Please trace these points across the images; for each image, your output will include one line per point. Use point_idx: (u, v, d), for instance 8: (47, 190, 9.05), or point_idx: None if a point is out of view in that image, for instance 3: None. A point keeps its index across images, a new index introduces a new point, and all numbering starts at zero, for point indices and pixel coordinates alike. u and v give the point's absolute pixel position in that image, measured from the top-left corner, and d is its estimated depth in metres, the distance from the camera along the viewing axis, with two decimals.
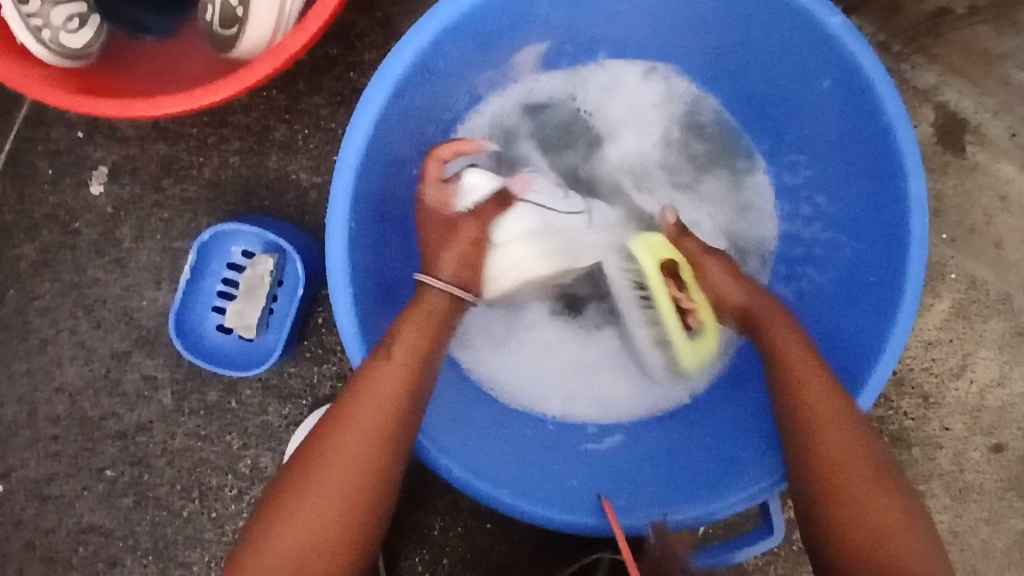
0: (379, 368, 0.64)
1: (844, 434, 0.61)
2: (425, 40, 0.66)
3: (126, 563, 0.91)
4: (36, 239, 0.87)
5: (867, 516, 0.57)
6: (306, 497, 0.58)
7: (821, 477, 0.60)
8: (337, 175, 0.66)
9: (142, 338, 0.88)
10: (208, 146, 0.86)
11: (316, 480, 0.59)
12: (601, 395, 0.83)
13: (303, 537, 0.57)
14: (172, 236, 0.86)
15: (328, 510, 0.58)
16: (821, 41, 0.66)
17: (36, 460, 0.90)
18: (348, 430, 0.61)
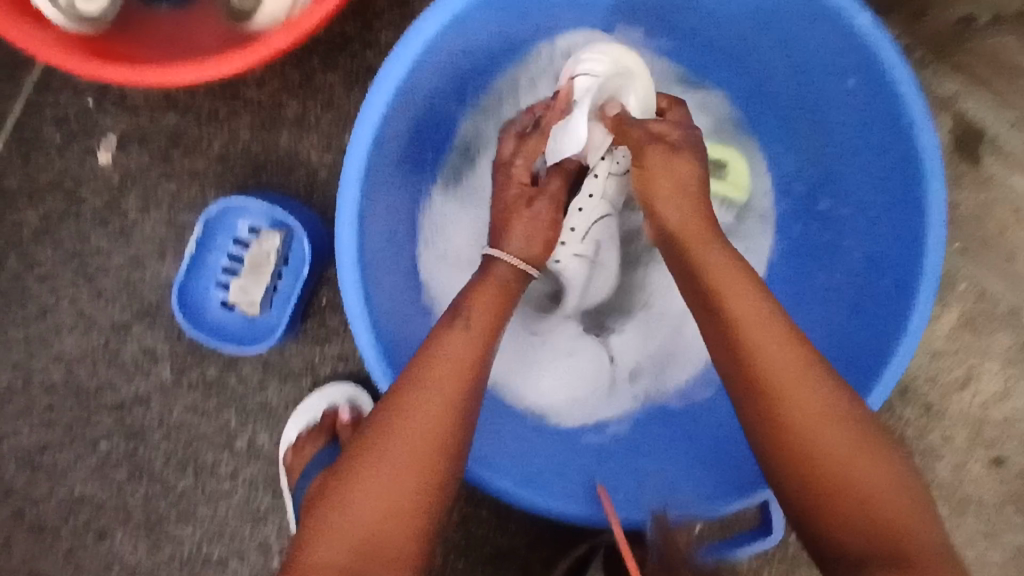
0: (452, 335, 0.60)
1: (785, 349, 0.52)
2: (446, 17, 0.65)
3: (117, 535, 0.90)
4: (39, 205, 0.85)
5: (813, 433, 0.49)
6: (378, 472, 0.52)
7: (754, 383, 0.52)
8: (353, 148, 0.65)
9: (143, 310, 0.87)
10: (218, 118, 0.85)
11: (397, 448, 0.53)
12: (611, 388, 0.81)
13: (381, 515, 0.51)
14: (178, 209, 0.85)
15: (408, 482, 0.52)
16: (847, 38, 0.66)
17: (29, 429, 0.89)
18: (417, 402, 0.55)
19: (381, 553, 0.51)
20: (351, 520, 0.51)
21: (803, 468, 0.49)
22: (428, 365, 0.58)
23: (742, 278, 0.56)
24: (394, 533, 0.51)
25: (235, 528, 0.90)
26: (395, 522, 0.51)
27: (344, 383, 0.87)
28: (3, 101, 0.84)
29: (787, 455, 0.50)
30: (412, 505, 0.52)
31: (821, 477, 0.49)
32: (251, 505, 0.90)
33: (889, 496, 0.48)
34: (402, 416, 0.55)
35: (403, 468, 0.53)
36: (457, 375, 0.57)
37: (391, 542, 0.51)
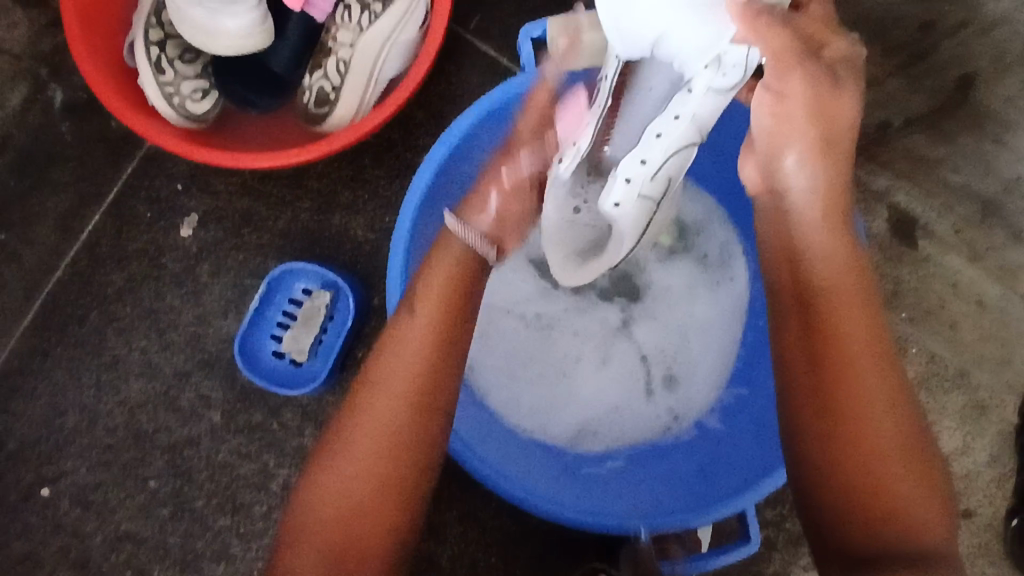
0: (404, 329, 0.65)
1: (869, 369, 0.58)
2: (467, 125, 0.82)
3: (154, 572, 0.98)
4: (126, 269, 1.01)
5: (876, 451, 0.56)
6: (336, 486, 0.61)
7: (831, 396, 0.58)
8: (403, 211, 0.80)
9: (203, 360, 1.00)
10: (284, 202, 1.03)
11: (353, 448, 0.61)
12: (640, 414, 0.93)
13: (342, 508, 0.60)
14: (243, 274, 1.01)
15: (365, 479, 0.61)
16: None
17: (87, 467, 0.99)
18: (368, 414, 0.62)
19: (348, 539, 0.60)
20: (320, 513, 0.61)
21: (856, 478, 0.56)
22: (380, 372, 0.63)
23: (846, 279, 0.59)
24: (355, 521, 0.60)
25: (263, 567, 0.97)
26: (354, 514, 0.60)
27: None
28: (107, 185, 1.02)
29: (849, 470, 0.56)
30: (369, 513, 0.60)
31: (877, 480, 0.56)
32: (281, 544, 0.97)
33: (928, 519, 0.55)
34: (354, 429, 0.62)
35: (359, 479, 0.61)
36: (406, 379, 0.63)
37: (352, 531, 0.60)
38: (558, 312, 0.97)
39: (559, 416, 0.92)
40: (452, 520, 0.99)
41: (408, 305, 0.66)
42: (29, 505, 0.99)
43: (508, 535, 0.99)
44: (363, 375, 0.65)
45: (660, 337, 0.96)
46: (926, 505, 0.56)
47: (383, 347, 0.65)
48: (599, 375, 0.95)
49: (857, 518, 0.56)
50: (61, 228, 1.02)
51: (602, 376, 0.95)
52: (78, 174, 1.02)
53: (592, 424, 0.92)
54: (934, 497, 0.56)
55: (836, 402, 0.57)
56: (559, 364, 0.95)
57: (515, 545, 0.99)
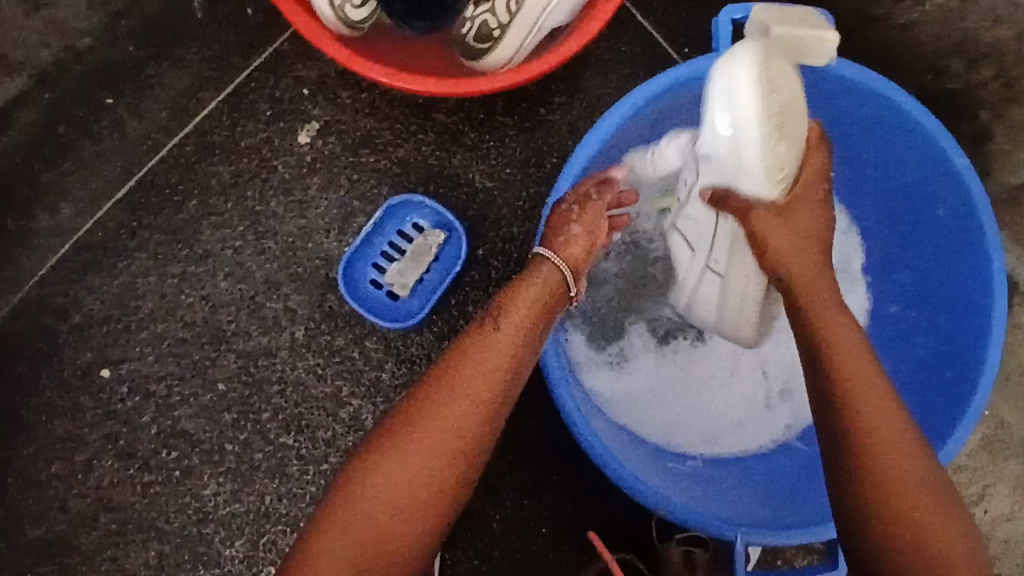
0: (483, 335, 0.72)
1: (880, 409, 0.65)
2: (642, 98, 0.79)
3: (203, 476, 0.95)
4: (234, 163, 0.97)
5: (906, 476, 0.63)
6: (386, 478, 0.66)
7: (861, 436, 0.64)
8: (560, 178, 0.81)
9: (296, 274, 0.97)
10: (409, 131, 0.99)
11: (417, 435, 0.67)
12: (757, 419, 0.93)
13: (395, 489, 0.66)
14: (353, 196, 0.98)
15: (424, 467, 0.66)
16: (946, 175, 0.80)
17: (154, 357, 0.95)
18: (435, 417, 0.68)
19: (394, 516, 0.65)
20: (374, 488, 0.66)
21: (890, 502, 0.63)
22: (450, 377, 0.70)
23: (845, 330, 0.68)
24: (402, 502, 0.66)
25: (317, 493, 0.95)
26: (405, 497, 0.66)
27: None
28: (232, 73, 0.98)
29: (892, 496, 0.63)
30: (411, 507, 0.66)
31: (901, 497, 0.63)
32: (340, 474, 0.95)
33: (950, 542, 0.62)
34: (416, 427, 0.67)
35: (414, 467, 0.66)
36: (477, 389, 0.69)
37: (401, 511, 0.66)
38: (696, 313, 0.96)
39: (677, 424, 0.92)
40: (511, 484, 0.99)
41: (489, 316, 0.74)
42: (85, 384, 0.96)
43: (563, 510, 0.99)
44: (431, 377, 0.71)
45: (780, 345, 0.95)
46: (948, 527, 0.63)
47: (463, 348, 0.71)
48: (713, 382, 0.94)
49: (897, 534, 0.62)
50: (174, 107, 0.97)
51: (715, 383, 0.94)
52: (202, 55, 0.97)
53: (710, 429, 0.93)
54: (951, 515, 0.63)
55: (862, 435, 0.64)
56: (679, 369, 0.95)
57: (568, 519, 0.99)
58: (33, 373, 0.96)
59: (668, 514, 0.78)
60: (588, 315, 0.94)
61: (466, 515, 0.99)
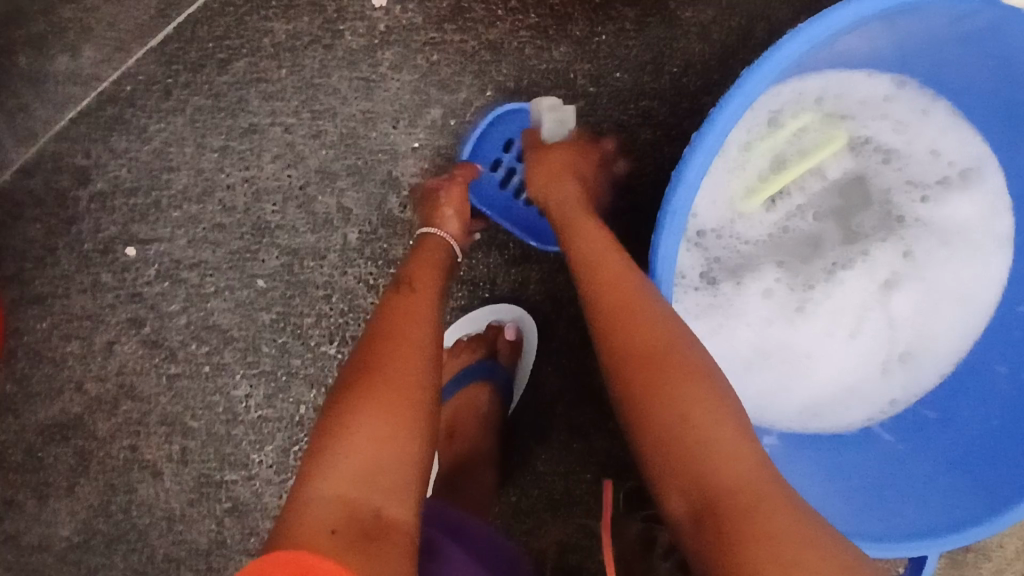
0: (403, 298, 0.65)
1: (660, 368, 0.57)
2: (834, 27, 0.60)
3: (234, 377, 0.86)
4: (292, 22, 0.81)
5: (701, 445, 0.53)
6: (367, 432, 0.51)
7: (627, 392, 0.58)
8: (716, 115, 0.61)
9: (354, 166, 0.83)
10: (505, 8, 0.81)
11: (375, 380, 0.55)
12: (856, 396, 0.85)
13: (374, 444, 0.50)
14: (430, 81, 0.82)
15: (394, 411, 0.53)
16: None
17: (187, 240, 0.84)
18: (402, 357, 0.57)
19: (383, 481, 0.49)
20: (347, 454, 0.50)
21: (713, 502, 0.50)
22: (398, 316, 0.61)
23: (640, 324, 0.60)
24: (385, 457, 0.50)
25: None
26: (388, 450, 0.51)
27: (515, 307, 0.89)
28: None
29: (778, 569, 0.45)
30: (402, 459, 0.51)
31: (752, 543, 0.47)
32: None
33: (794, 553, 0.45)
34: (385, 370, 0.56)
35: (381, 413, 0.52)
36: (429, 330, 0.62)
37: (390, 468, 0.50)
38: (805, 275, 0.84)
39: (779, 400, 0.85)
40: (563, 427, 0.92)
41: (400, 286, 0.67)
42: (107, 261, 0.85)
43: (616, 460, 0.92)
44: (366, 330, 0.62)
45: (900, 308, 0.85)
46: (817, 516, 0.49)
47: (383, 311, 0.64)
48: (824, 353, 0.85)
49: (707, 527, 0.50)
50: None
51: (825, 353, 0.85)
52: None
53: (817, 405, 0.85)
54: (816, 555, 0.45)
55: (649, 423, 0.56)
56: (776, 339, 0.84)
57: (619, 469, 0.92)
58: (48, 241, 0.84)
59: None
60: (693, 277, 0.82)
61: (511, 449, 0.93)
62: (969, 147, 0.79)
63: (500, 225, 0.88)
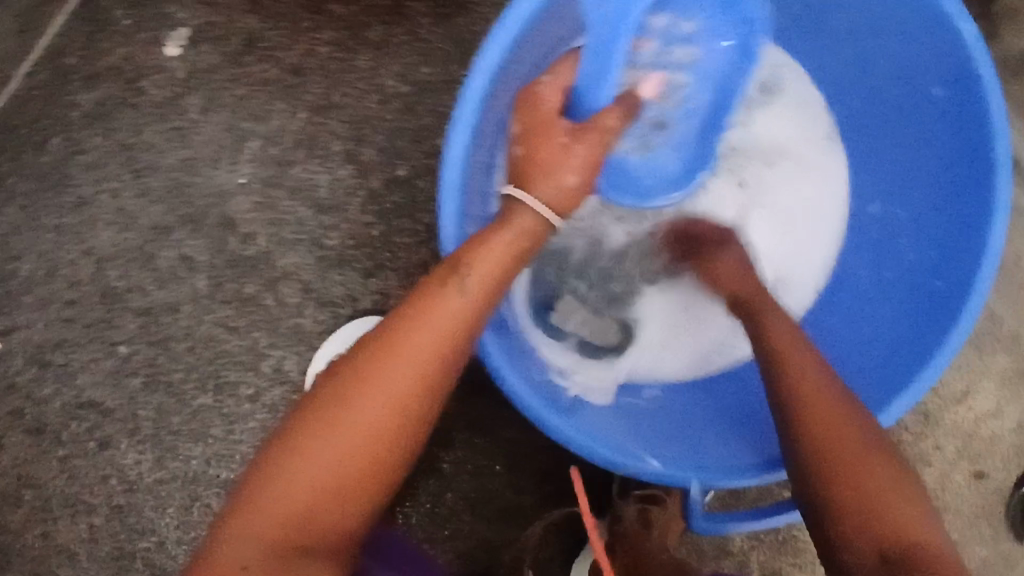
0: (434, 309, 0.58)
1: (812, 383, 0.61)
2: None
3: (122, 446, 0.87)
4: (94, 90, 0.81)
5: (842, 434, 0.58)
6: (312, 468, 0.53)
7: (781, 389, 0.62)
8: (475, 74, 0.58)
9: (187, 216, 0.84)
10: (298, 30, 0.82)
11: (339, 417, 0.54)
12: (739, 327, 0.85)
13: (311, 489, 0.53)
14: (242, 116, 0.83)
15: (345, 452, 0.54)
16: (952, 60, 0.64)
17: (45, 323, 0.84)
18: (373, 381, 0.55)
19: (317, 524, 0.53)
20: (286, 496, 0.53)
21: (827, 454, 0.57)
22: (415, 334, 0.57)
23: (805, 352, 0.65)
24: (325, 501, 0.54)
25: (248, 453, 0.88)
26: (327, 496, 0.54)
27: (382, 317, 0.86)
28: None
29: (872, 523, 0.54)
30: (348, 487, 0.54)
31: (877, 500, 0.54)
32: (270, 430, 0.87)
33: (900, 514, 0.54)
34: (343, 410, 0.54)
35: (323, 463, 0.53)
36: (433, 341, 0.57)
37: (327, 511, 0.54)
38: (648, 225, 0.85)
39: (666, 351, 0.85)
40: (463, 424, 0.92)
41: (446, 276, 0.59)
42: None
43: (517, 446, 0.93)
44: (389, 320, 0.58)
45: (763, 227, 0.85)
46: (878, 469, 0.56)
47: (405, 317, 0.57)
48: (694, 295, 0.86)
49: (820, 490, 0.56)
50: None
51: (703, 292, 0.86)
52: None
53: (701, 344, 0.85)
54: (909, 501, 0.55)
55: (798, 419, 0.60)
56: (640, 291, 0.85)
57: (523, 454, 0.92)
58: None
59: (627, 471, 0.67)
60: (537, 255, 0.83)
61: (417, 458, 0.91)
62: (770, 57, 0.81)
63: (348, 243, 0.86)
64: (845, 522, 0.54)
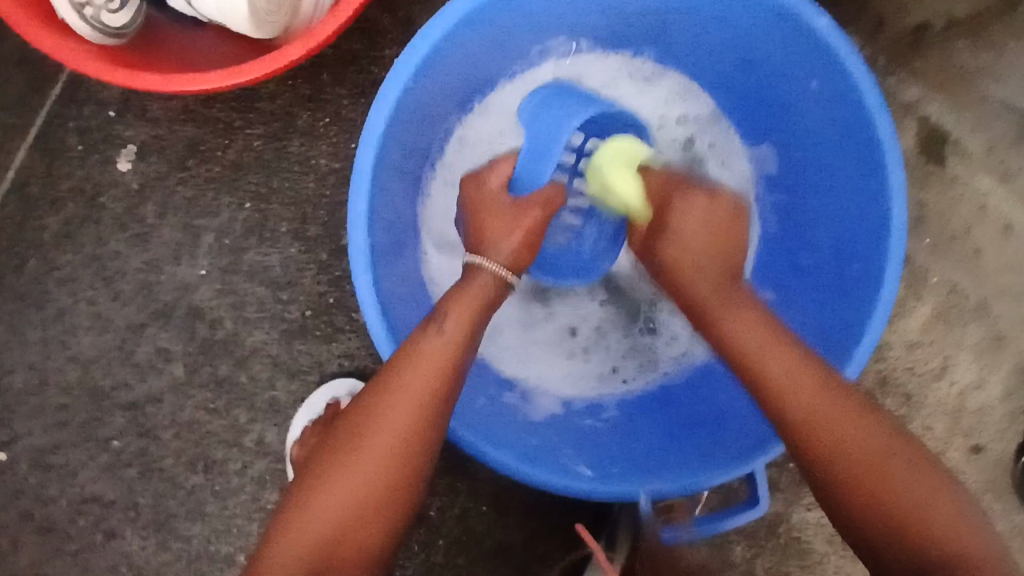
0: (425, 348, 0.65)
1: (840, 417, 0.62)
2: (419, 61, 0.69)
3: (126, 535, 0.92)
4: (61, 211, 0.90)
5: (857, 444, 0.61)
6: (332, 499, 0.59)
7: (809, 433, 0.63)
8: (361, 151, 0.69)
9: (157, 310, 0.91)
10: (233, 129, 0.90)
11: (361, 451, 0.61)
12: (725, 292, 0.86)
13: (340, 522, 0.59)
14: (193, 213, 0.91)
15: (364, 485, 0.60)
16: (823, 57, 0.71)
17: (43, 429, 0.91)
18: (378, 431, 0.61)
19: (343, 553, 0.59)
20: (310, 525, 0.59)
21: (827, 437, 0.62)
22: (416, 374, 0.63)
23: (799, 363, 0.65)
24: (349, 532, 0.59)
25: (243, 524, 0.91)
26: (349, 531, 0.59)
27: (350, 379, 0.90)
28: (30, 115, 0.90)
29: (873, 490, 0.60)
30: (360, 523, 0.60)
31: (868, 467, 0.60)
32: (259, 501, 0.91)
33: (888, 461, 0.60)
34: (361, 447, 0.61)
35: (344, 495, 0.59)
36: (423, 392, 0.63)
37: (351, 542, 0.59)
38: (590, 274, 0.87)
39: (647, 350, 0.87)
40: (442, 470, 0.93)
41: (426, 327, 0.66)
42: None
43: (498, 484, 0.93)
44: (383, 373, 0.64)
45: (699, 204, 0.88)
46: (908, 477, 0.60)
47: (400, 363, 0.64)
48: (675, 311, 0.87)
49: (850, 494, 0.60)
50: None
51: None
52: None
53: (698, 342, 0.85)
54: (881, 436, 0.62)
55: (856, 466, 0.60)
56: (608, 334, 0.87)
57: (505, 492, 0.93)
58: None
59: (577, 492, 0.69)
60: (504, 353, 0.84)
61: None
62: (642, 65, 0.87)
63: (307, 313, 0.91)
64: (844, 491, 0.61)
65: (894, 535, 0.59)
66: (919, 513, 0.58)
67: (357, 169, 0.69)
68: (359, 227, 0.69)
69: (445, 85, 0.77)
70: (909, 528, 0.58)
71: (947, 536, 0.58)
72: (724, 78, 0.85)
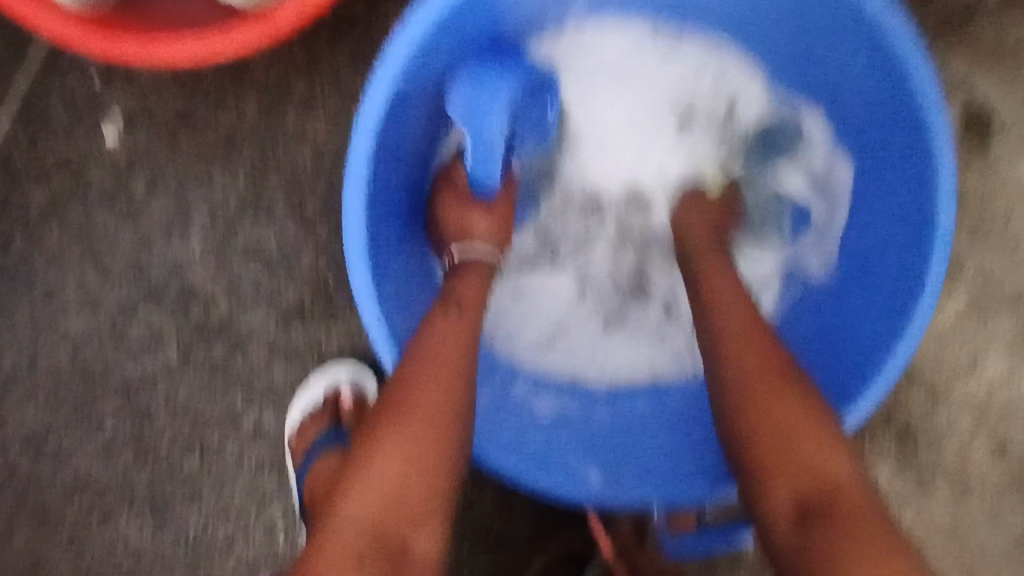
0: (447, 318, 0.64)
1: (772, 387, 0.57)
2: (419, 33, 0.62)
3: (123, 518, 0.90)
4: (47, 185, 0.86)
5: (785, 418, 0.55)
6: (392, 448, 0.54)
7: (737, 399, 0.58)
8: (356, 134, 0.64)
9: (149, 291, 0.87)
10: (225, 99, 0.85)
11: (411, 401, 0.56)
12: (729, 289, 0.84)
13: (405, 471, 0.53)
14: (185, 189, 0.86)
15: (423, 432, 0.55)
16: (873, 41, 0.63)
17: (35, 410, 0.89)
18: (424, 382, 0.58)
19: (412, 508, 0.53)
20: (377, 479, 0.53)
21: (750, 402, 0.57)
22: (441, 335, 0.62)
23: (756, 331, 0.62)
24: (416, 483, 0.53)
25: (241, 510, 0.89)
26: (415, 483, 0.53)
27: (350, 364, 0.87)
28: (12, 83, 0.85)
29: (788, 466, 0.53)
30: (425, 473, 0.54)
31: (786, 446, 0.54)
32: (258, 487, 0.89)
33: (817, 445, 0.53)
34: (409, 397, 0.57)
35: (407, 443, 0.54)
36: (457, 349, 0.62)
37: (420, 494, 0.53)
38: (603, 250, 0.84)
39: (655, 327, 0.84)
40: None
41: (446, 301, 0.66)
42: None
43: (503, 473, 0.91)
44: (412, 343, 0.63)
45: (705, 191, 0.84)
46: (836, 465, 0.53)
47: (426, 332, 0.63)
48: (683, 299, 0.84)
49: (757, 469, 0.55)
50: None
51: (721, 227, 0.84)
52: None
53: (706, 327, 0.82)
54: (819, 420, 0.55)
55: (770, 437, 0.55)
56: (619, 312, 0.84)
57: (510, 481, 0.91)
58: None
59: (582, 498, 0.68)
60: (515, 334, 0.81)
61: None
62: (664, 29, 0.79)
63: (305, 295, 0.87)
64: (761, 471, 0.55)
65: (791, 520, 0.52)
66: (836, 507, 0.50)
67: (351, 155, 0.64)
68: (353, 218, 0.66)
69: (450, 50, 0.69)
70: (830, 521, 0.50)
71: (870, 532, 0.49)
72: (760, 45, 0.77)
